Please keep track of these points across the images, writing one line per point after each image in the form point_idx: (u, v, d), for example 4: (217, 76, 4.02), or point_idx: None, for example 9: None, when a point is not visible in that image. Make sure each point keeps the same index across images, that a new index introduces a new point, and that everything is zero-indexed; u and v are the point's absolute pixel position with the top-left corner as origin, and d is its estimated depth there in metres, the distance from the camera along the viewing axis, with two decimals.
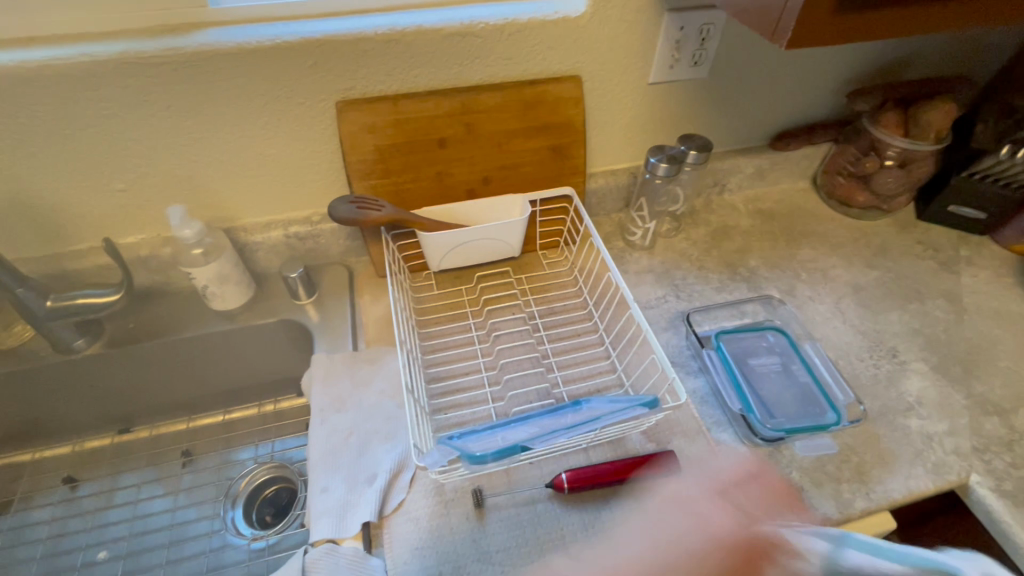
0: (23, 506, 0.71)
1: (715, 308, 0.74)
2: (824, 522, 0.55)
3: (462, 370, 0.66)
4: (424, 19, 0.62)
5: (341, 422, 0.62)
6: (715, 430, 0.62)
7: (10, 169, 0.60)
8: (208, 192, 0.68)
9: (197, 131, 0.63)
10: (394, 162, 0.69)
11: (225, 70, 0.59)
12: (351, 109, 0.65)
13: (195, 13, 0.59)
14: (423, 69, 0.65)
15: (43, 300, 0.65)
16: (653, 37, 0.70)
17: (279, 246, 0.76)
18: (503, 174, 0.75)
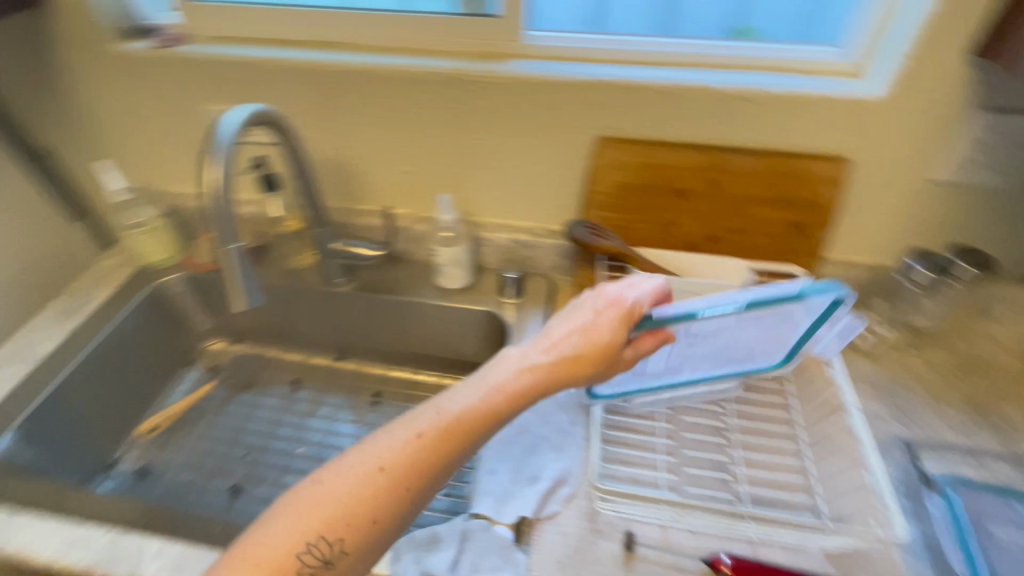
0: (261, 390, 0.91)
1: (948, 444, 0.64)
2: None
3: (639, 413, 0.66)
4: (705, 79, 0.66)
5: (518, 418, 0.67)
6: None
7: (346, 140, 0.78)
8: (467, 188, 0.80)
9: (480, 138, 0.74)
10: (631, 200, 0.74)
11: (521, 95, 0.69)
12: (612, 147, 0.71)
13: (512, 46, 0.71)
14: (687, 123, 0.68)
15: (331, 242, 0.82)
16: (952, 134, 0.64)
17: (503, 247, 0.85)
18: (732, 237, 0.74)
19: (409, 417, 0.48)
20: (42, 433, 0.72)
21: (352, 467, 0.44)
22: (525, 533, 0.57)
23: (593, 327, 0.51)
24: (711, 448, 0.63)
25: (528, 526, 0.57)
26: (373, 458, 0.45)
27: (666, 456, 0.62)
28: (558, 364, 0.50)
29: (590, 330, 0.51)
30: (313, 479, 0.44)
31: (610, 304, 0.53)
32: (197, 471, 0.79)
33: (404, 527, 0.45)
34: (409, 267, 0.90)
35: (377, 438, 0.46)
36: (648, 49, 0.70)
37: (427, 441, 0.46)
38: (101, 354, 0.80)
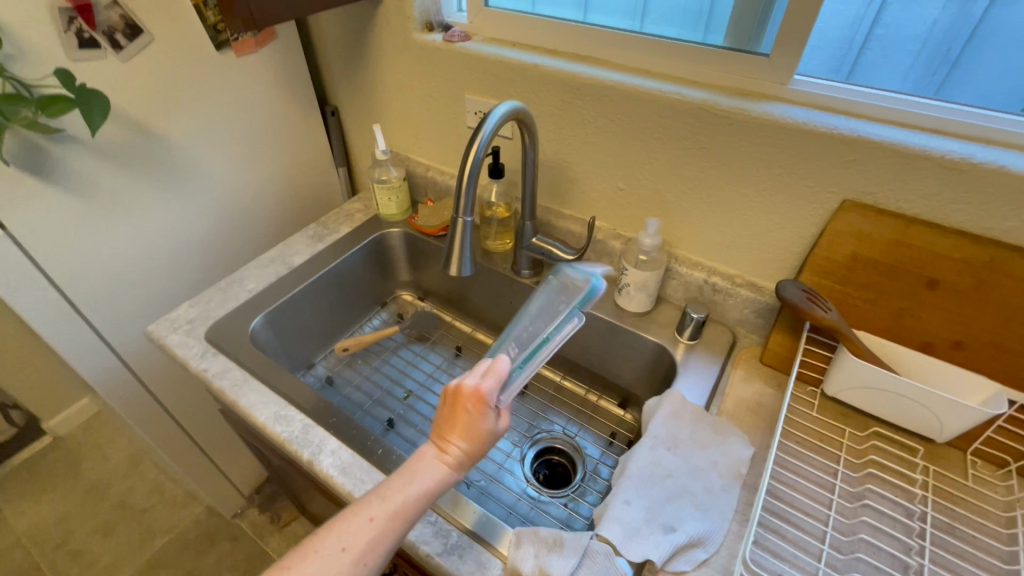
0: (431, 346, 1.02)
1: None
2: None
3: (805, 507, 0.59)
4: (1012, 161, 0.55)
5: (667, 460, 0.63)
6: None
7: (576, 146, 0.83)
8: (676, 218, 0.79)
9: (708, 172, 0.73)
10: (860, 275, 0.66)
11: (768, 137, 0.66)
12: (857, 212, 0.63)
13: (774, 87, 0.68)
14: (970, 207, 0.58)
15: (532, 236, 0.87)
16: None
17: (693, 285, 0.82)
18: (986, 350, 0.61)
19: (354, 508, 0.48)
20: (278, 323, 0.90)
21: (315, 548, 0.46)
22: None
23: (478, 424, 0.50)
24: None
25: (650, 572, 0.56)
26: (337, 541, 0.46)
27: (828, 568, 0.54)
28: (460, 445, 0.50)
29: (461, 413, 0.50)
30: (284, 570, 0.45)
31: (452, 397, 0.51)
32: (367, 396, 0.92)
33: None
34: None
35: (325, 533, 0.47)
36: (940, 113, 0.60)
37: (380, 524, 0.47)
38: (331, 277, 0.97)
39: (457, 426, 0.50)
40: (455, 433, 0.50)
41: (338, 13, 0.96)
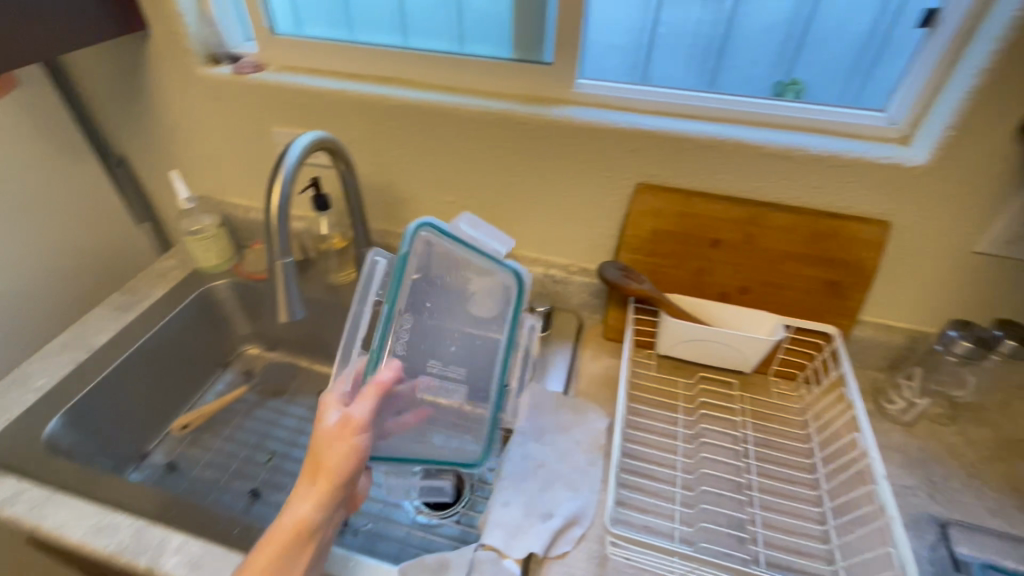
0: (289, 398, 0.94)
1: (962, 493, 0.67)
2: None
3: (657, 459, 0.66)
4: (748, 135, 0.67)
5: (537, 452, 0.67)
6: None
7: (398, 167, 0.83)
8: (507, 222, 0.84)
9: (523, 175, 0.78)
10: (663, 246, 0.75)
11: (565, 138, 0.72)
12: (649, 192, 0.73)
13: (562, 92, 0.74)
14: (728, 176, 0.69)
15: (372, 262, 0.86)
16: (999, 208, 0.63)
17: (535, 281, 0.87)
18: (763, 290, 0.74)
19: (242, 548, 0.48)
20: (85, 418, 0.76)
21: None
22: (532, 570, 0.57)
23: (343, 437, 0.49)
24: (730, 503, 0.62)
25: (536, 564, 0.58)
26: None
27: (683, 503, 0.62)
28: (328, 460, 0.49)
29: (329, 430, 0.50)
30: None
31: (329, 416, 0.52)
32: (222, 472, 0.82)
33: None
34: None
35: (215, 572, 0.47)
36: (691, 100, 0.70)
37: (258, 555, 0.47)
38: (150, 349, 0.85)
39: (329, 443, 0.49)
40: (324, 451, 0.49)
41: (96, 54, 0.84)
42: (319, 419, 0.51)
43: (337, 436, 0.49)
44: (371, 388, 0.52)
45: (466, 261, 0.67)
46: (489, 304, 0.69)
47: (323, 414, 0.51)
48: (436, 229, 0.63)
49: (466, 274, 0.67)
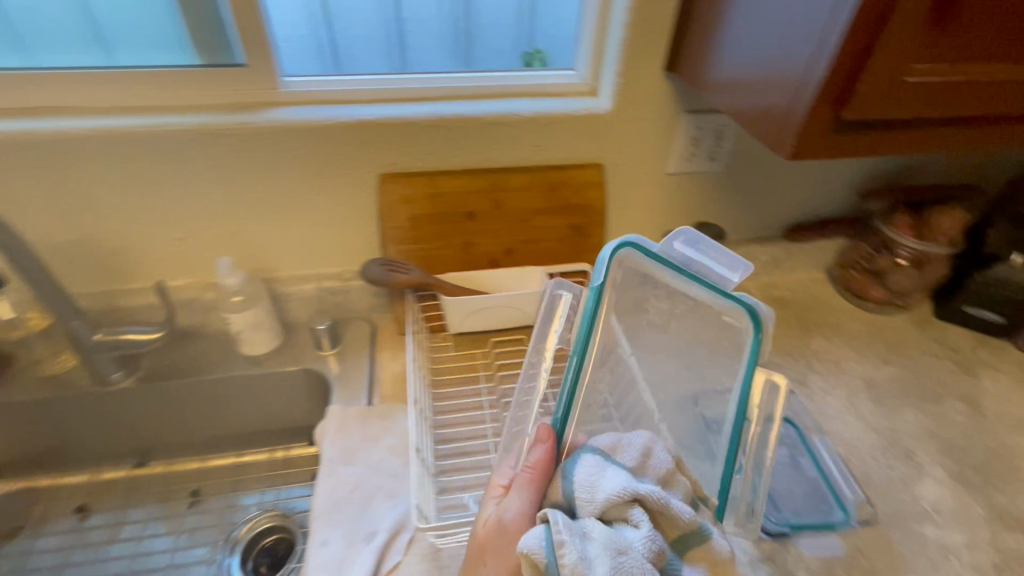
0: (34, 532, 0.73)
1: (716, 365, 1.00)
2: None
3: (470, 434, 0.68)
4: (464, 109, 0.69)
5: (348, 475, 0.64)
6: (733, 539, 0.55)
7: (89, 214, 0.67)
8: (254, 245, 0.75)
9: (253, 191, 0.70)
10: (424, 231, 0.75)
11: (285, 144, 0.67)
12: (393, 181, 0.72)
13: (267, 94, 0.68)
14: (460, 150, 0.72)
15: (93, 333, 0.70)
16: (672, 134, 0.76)
17: (310, 298, 0.81)
18: (525, 248, 0.80)
19: None
20: None
21: None
22: None
23: (504, 535, 0.44)
24: None
25: None
26: None
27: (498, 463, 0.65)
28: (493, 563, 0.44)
29: (488, 527, 0.46)
30: None
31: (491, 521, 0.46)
32: None
33: None
34: (207, 339, 0.81)
35: None
36: (404, 84, 0.70)
37: None
38: None
39: (484, 541, 0.45)
40: (487, 554, 0.45)
41: None
42: (479, 518, 0.48)
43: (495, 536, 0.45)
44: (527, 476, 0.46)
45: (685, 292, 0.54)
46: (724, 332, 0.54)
47: (482, 512, 0.48)
48: (639, 247, 0.51)
49: (682, 312, 0.55)
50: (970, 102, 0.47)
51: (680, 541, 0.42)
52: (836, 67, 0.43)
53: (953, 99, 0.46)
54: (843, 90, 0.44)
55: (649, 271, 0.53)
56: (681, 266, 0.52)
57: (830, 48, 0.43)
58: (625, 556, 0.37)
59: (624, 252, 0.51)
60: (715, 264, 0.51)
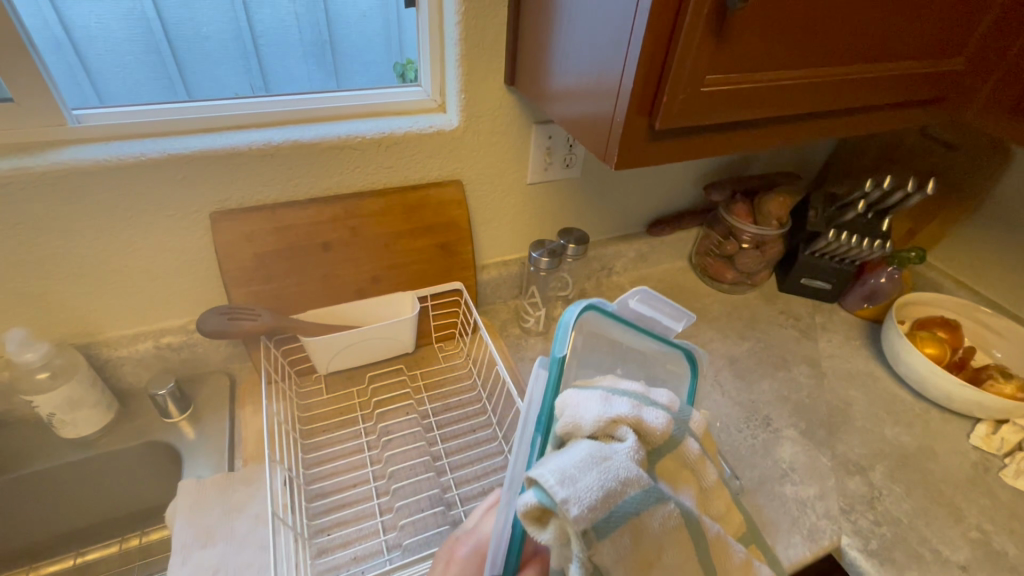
0: None
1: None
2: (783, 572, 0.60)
3: (349, 483, 0.63)
4: (301, 134, 0.64)
5: (207, 558, 0.56)
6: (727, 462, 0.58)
7: None
8: (63, 308, 0.64)
9: (46, 247, 0.59)
10: (274, 269, 0.68)
11: (80, 189, 0.57)
12: (227, 218, 0.64)
13: (53, 131, 0.57)
14: (303, 178, 0.66)
15: None
16: (526, 145, 0.77)
17: (148, 359, 0.71)
18: (392, 274, 0.76)
19: None
20: None
21: None
22: None
23: None
24: (425, 483, 0.63)
25: None
26: None
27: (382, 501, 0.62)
28: None
29: None
30: None
31: None
32: None
33: None
34: (16, 427, 0.67)
35: None
36: (229, 112, 0.63)
37: None
38: None
39: None
40: None
41: None
42: None
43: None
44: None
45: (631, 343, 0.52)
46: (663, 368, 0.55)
47: None
48: (601, 308, 0.47)
49: (629, 364, 0.53)
50: (763, 108, 0.51)
51: (655, 452, 0.40)
52: (640, 80, 0.46)
53: (747, 106, 0.50)
54: (651, 102, 0.47)
55: (603, 329, 0.49)
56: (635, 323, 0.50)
57: (633, 62, 0.45)
58: (611, 462, 0.35)
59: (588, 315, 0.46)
60: (660, 317, 0.51)
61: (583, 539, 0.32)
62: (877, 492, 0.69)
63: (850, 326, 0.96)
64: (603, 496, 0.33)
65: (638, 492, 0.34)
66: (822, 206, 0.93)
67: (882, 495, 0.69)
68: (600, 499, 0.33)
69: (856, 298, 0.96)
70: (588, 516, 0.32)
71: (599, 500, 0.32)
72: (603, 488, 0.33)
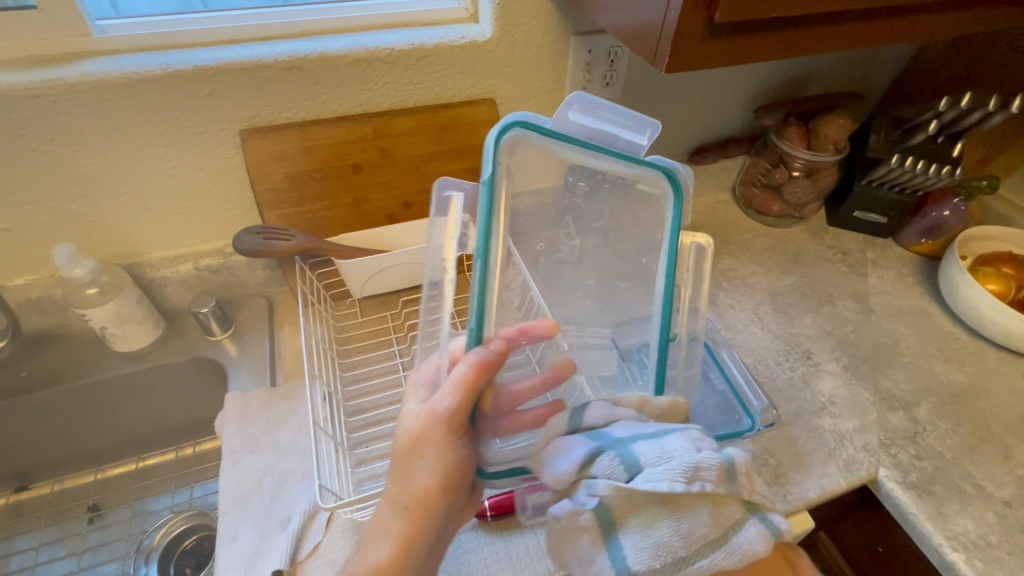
0: None
1: (607, 106, 0.43)
2: (804, 504, 0.59)
3: (386, 401, 0.65)
4: (327, 46, 0.61)
5: (253, 465, 0.59)
6: (749, 391, 0.67)
7: None
8: (104, 227, 0.65)
9: (85, 163, 0.59)
10: (307, 190, 0.67)
11: (109, 102, 0.56)
12: (256, 136, 0.62)
13: (78, 42, 0.56)
14: (330, 95, 0.64)
15: None
16: (563, 59, 0.72)
17: (189, 280, 0.72)
18: (423, 198, 0.74)
19: (405, 471, 0.44)
20: None
21: (385, 531, 0.44)
22: None
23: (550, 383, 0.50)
24: None
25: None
26: (399, 499, 0.44)
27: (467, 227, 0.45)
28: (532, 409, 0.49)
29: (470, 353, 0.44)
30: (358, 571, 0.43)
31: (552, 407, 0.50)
32: None
33: (446, 513, 0.44)
34: (74, 342, 0.71)
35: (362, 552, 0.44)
36: (254, 22, 0.61)
37: (405, 514, 0.43)
38: None
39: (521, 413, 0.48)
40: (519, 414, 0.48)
41: None
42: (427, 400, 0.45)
43: (448, 474, 0.43)
44: (463, 378, 0.41)
45: (586, 166, 0.46)
46: (648, 230, 0.51)
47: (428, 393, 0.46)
48: (531, 126, 0.43)
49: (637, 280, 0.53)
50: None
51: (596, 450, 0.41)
52: None
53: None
54: None
55: (546, 155, 0.45)
56: (582, 144, 0.44)
57: None
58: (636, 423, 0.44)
59: (515, 136, 0.43)
60: (615, 129, 0.44)
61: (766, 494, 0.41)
62: (920, 427, 0.67)
63: (904, 262, 0.90)
64: (589, 428, 0.44)
65: (570, 410, 0.45)
66: (885, 130, 0.85)
67: (925, 430, 0.66)
68: (601, 452, 0.40)
69: (913, 233, 0.89)
70: (687, 479, 0.37)
71: (698, 459, 0.38)
72: (664, 436, 0.40)
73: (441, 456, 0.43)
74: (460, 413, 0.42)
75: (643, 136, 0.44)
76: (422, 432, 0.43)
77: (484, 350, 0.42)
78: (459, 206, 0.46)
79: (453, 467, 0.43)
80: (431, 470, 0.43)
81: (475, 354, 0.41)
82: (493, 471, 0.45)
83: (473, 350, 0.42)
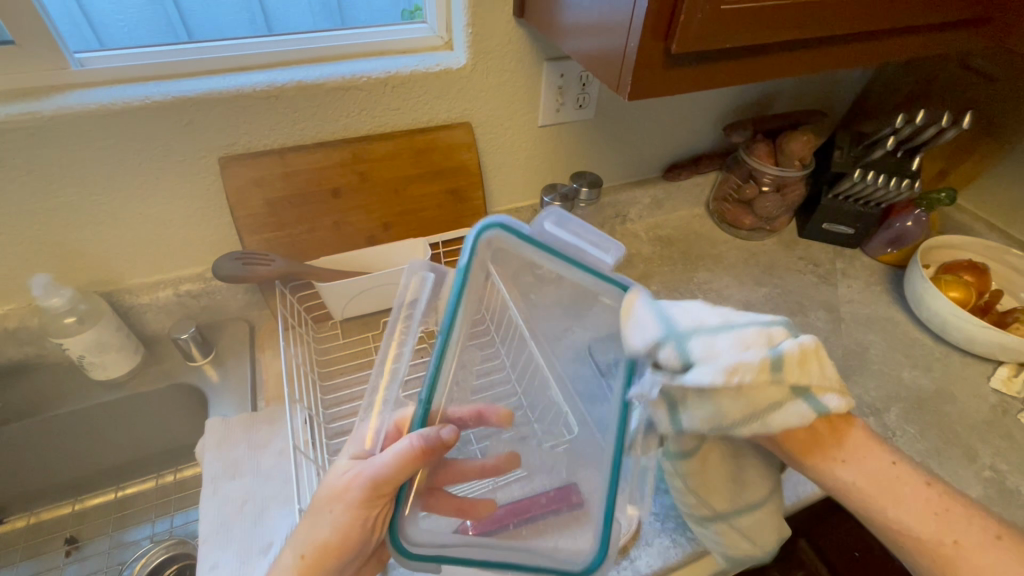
0: None
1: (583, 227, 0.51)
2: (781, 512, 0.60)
3: None
4: (305, 75, 0.63)
5: (234, 490, 0.59)
6: None
7: None
8: (83, 255, 0.65)
9: (63, 192, 0.59)
10: (287, 215, 0.68)
11: (88, 133, 0.57)
12: (236, 163, 0.63)
13: (56, 75, 0.57)
14: (309, 122, 0.65)
15: None
16: (536, 83, 0.74)
17: (169, 306, 0.73)
18: (403, 219, 0.75)
19: (316, 517, 0.44)
20: None
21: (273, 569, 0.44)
22: None
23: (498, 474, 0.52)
24: None
25: None
26: (299, 544, 0.45)
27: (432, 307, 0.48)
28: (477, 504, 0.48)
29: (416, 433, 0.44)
30: None
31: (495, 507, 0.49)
32: None
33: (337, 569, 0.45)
34: (51, 370, 0.71)
35: None
36: (232, 52, 0.62)
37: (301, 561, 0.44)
38: None
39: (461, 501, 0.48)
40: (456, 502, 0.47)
41: None
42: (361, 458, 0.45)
43: (350, 534, 0.44)
44: (404, 455, 0.42)
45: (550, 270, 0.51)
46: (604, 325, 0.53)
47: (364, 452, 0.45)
48: (511, 228, 0.47)
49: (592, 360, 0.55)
50: (791, 29, 0.48)
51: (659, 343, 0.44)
52: None
53: (770, 27, 0.47)
54: (668, 22, 0.45)
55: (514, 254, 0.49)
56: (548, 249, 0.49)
57: None
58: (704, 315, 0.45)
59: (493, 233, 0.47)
60: (585, 246, 0.51)
61: (829, 376, 0.44)
62: (890, 433, 0.69)
63: (872, 271, 0.93)
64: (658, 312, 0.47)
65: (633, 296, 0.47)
66: (848, 145, 0.88)
67: (895, 435, 0.68)
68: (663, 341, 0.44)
69: (879, 243, 0.93)
70: (729, 375, 0.41)
71: (742, 357, 0.41)
72: (722, 332, 0.43)
73: (352, 516, 0.43)
74: (388, 482, 0.42)
75: (609, 256, 0.51)
76: (347, 486, 0.43)
77: (434, 433, 0.42)
78: (427, 287, 0.48)
79: (355, 541, 0.44)
80: (339, 525, 0.43)
81: (424, 437, 0.42)
82: (417, 554, 0.40)
83: (421, 431, 0.43)
